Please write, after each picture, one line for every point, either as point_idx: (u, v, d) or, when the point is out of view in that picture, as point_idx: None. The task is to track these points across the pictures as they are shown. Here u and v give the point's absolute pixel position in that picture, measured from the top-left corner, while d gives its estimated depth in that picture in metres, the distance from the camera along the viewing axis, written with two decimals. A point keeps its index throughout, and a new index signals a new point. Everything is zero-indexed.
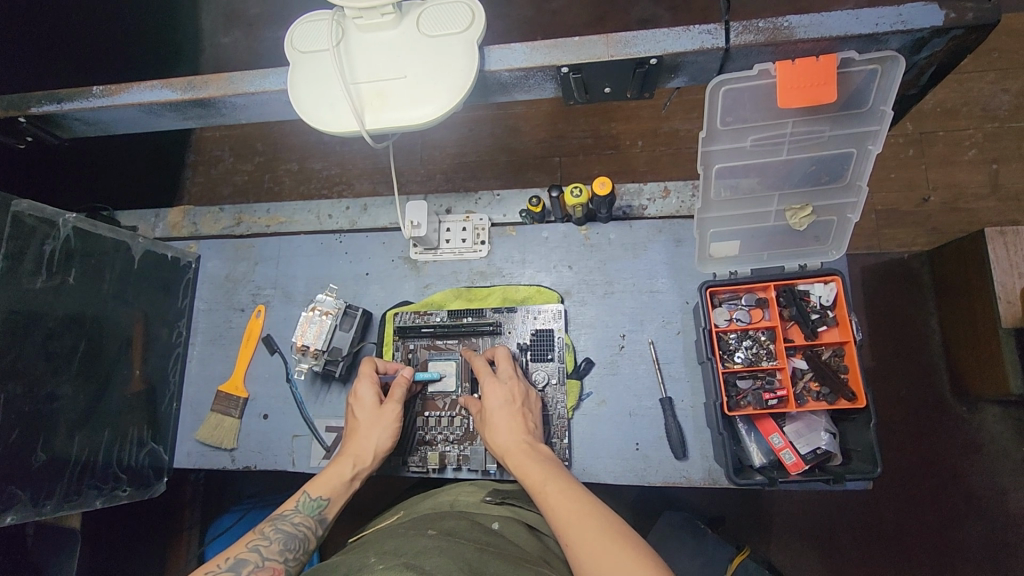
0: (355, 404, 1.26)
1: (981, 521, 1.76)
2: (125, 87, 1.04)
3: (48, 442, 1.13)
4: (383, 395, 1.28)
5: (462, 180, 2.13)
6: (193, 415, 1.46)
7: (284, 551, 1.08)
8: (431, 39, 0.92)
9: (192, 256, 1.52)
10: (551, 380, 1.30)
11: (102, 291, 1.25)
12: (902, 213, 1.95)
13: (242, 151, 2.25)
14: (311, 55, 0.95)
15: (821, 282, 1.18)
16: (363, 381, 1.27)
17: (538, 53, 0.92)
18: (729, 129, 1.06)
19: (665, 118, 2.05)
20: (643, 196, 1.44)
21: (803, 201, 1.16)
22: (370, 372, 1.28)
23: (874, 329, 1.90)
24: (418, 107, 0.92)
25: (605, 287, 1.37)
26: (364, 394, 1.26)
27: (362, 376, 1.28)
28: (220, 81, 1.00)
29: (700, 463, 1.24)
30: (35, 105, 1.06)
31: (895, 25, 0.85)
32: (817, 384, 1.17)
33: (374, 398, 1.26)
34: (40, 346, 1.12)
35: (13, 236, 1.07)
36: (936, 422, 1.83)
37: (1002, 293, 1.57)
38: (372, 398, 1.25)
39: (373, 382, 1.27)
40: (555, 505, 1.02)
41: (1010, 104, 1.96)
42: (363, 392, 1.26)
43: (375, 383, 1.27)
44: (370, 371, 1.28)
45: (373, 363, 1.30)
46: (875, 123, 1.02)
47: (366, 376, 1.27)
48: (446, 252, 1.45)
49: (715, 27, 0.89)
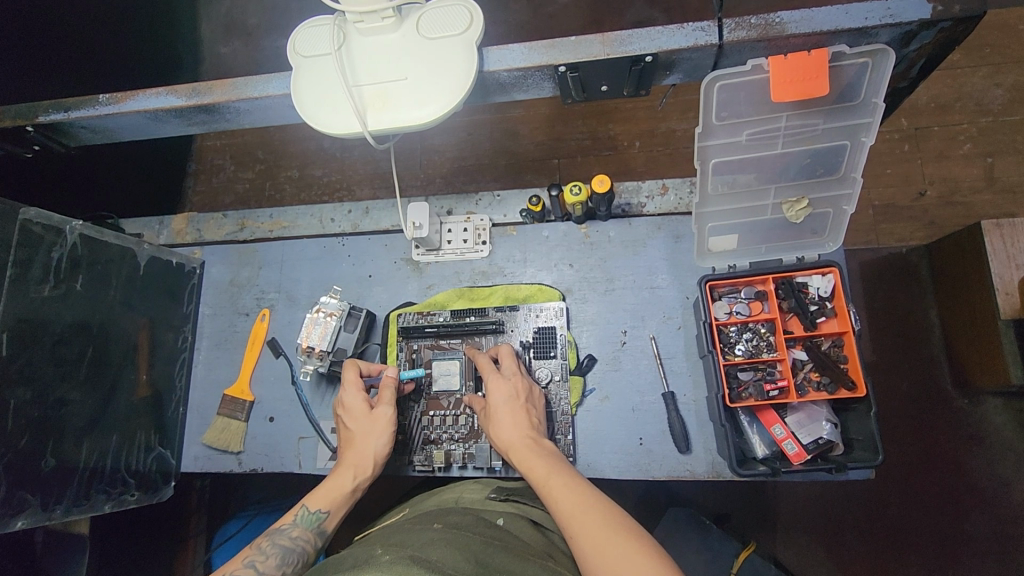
0: (345, 413, 1.27)
1: (985, 512, 1.77)
2: (131, 95, 1.06)
3: (57, 447, 1.15)
4: (372, 399, 1.29)
5: (461, 184, 2.15)
6: (200, 419, 1.47)
7: (281, 565, 1.10)
8: (429, 41, 0.94)
9: (196, 262, 1.54)
10: (554, 377, 1.32)
11: (109, 298, 1.27)
12: (899, 208, 1.97)
13: (242, 159, 2.28)
14: (314, 59, 0.97)
15: (819, 273, 1.20)
16: (349, 389, 1.28)
17: (536, 53, 0.94)
18: (725, 124, 1.07)
19: (662, 118, 2.07)
20: (641, 194, 1.45)
21: (800, 194, 1.17)
22: (354, 378, 1.28)
23: (875, 323, 1.91)
24: (418, 107, 0.94)
25: (606, 284, 1.39)
26: (352, 402, 1.27)
27: (347, 382, 1.28)
28: (225, 87, 1.02)
29: (704, 457, 1.25)
30: (43, 114, 1.08)
31: (884, 18, 0.87)
32: (818, 374, 1.19)
33: (363, 404, 1.26)
34: (48, 352, 1.14)
35: (21, 244, 1.09)
36: (938, 414, 1.84)
37: (1000, 285, 1.58)
38: (361, 405, 1.26)
39: (359, 388, 1.28)
40: (561, 498, 1.03)
41: (1004, 98, 1.98)
42: (352, 400, 1.27)
43: (362, 389, 1.28)
44: (354, 376, 1.28)
45: (357, 366, 1.30)
46: (868, 115, 1.04)
47: (351, 384, 1.28)
48: (448, 253, 1.46)
49: (708, 24, 0.91)
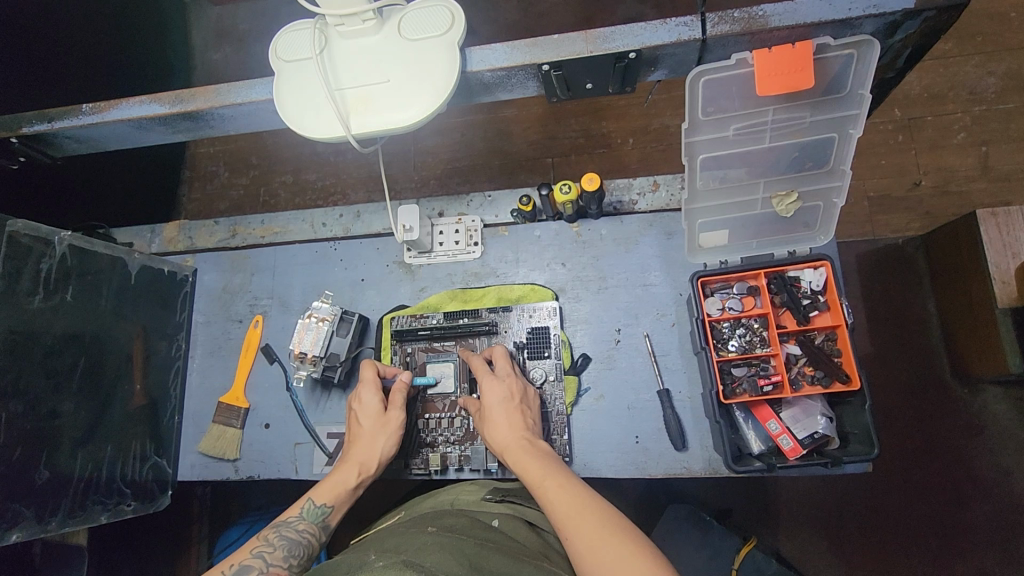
0: (359, 410, 1.27)
1: (988, 502, 1.76)
2: (115, 104, 1.05)
3: (50, 459, 1.14)
4: (386, 401, 1.29)
5: (456, 185, 2.14)
6: (196, 427, 1.46)
7: (288, 557, 1.12)
8: (412, 43, 0.94)
9: (188, 270, 1.53)
10: (549, 377, 1.31)
11: (101, 308, 1.27)
12: (894, 199, 1.96)
13: (236, 165, 2.28)
14: (296, 63, 0.96)
15: (811, 267, 1.19)
16: (366, 387, 1.28)
17: (518, 52, 0.93)
18: (711, 119, 1.07)
19: (655, 115, 2.07)
20: (632, 191, 1.44)
21: (789, 188, 1.17)
22: (372, 378, 1.29)
23: (872, 315, 1.91)
24: (402, 110, 0.93)
25: (599, 282, 1.38)
26: (367, 400, 1.27)
27: (364, 381, 1.29)
28: (208, 94, 1.01)
29: (701, 454, 1.24)
30: (26, 125, 1.08)
31: (867, 9, 0.86)
32: (812, 368, 1.19)
33: (378, 405, 1.26)
34: (39, 363, 1.13)
35: (10, 256, 1.09)
36: (938, 405, 1.83)
37: (996, 274, 1.57)
38: (375, 405, 1.26)
39: (376, 388, 1.28)
40: (555, 500, 1.03)
41: (997, 86, 1.97)
42: (367, 398, 1.27)
43: (378, 389, 1.28)
44: (371, 376, 1.29)
45: (375, 366, 1.31)
46: (855, 107, 1.04)
47: (369, 383, 1.28)
48: (440, 255, 1.46)
49: (691, 19, 0.90)
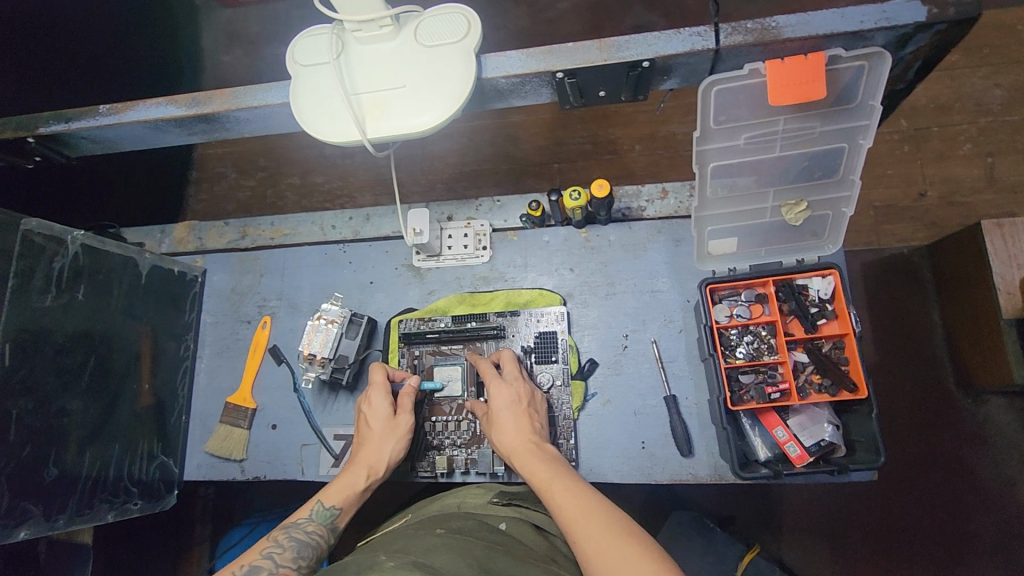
0: (368, 413, 1.27)
1: (991, 512, 1.76)
2: (132, 105, 1.06)
3: (59, 457, 1.15)
4: (395, 404, 1.29)
5: (463, 189, 2.16)
6: (202, 427, 1.47)
7: (297, 558, 1.12)
8: (429, 49, 0.95)
9: (198, 270, 1.55)
10: (556, 382, 1.31)
11: (112, 307, 1.28)
12: (900, 208, 1.97)
13: (244, 167, 2.29)
14: (313, 68, 0.98)
15: (819, 276, 1.20)
16: (376, 390, 1.28)
17: (533, 60, 0.94)
18: (722, 128, 1.08)
19: (662, 122, 2.08)
20: (641, 198, 1.45)
21: (799, 197, 1.18)
22: (383, 381, 1.29)
23: (877, 324, 1.91)
24: (417, 115, 0.94)
25: (607, 288, 1.39)
26: (377, 404, 1.27)
27: (374, 384, 1.29)
28: (224, 97, 1.03)
29: (707, 460, 1.25)
30: (43, 125, 1.09)
31: (879, 21, 0.87)
32: (819, 376, 1.19)
33: (387, 409, 1.27)
34: (50, 361, 1.14)
35: (24, 255, 1.09)
36: (942, 414, 1.83)
37: (1002, 285, 1.58)
38: (385, 409, 1.27)
39: (386, 391, 1.28)
40: (563, 504, 1.04)
41: (1003, 98, 1.98)
42: (377, 401, 1.27)
43: (388, 393, 1.28)
44: (381, 379, 1.30)
45: (385, 370, 1.32)
46: (865, 118, 1.05)
47: (379, 386, 1.28)
48: (448, 259, 1.47)
49: (704, 30, 0.91)
